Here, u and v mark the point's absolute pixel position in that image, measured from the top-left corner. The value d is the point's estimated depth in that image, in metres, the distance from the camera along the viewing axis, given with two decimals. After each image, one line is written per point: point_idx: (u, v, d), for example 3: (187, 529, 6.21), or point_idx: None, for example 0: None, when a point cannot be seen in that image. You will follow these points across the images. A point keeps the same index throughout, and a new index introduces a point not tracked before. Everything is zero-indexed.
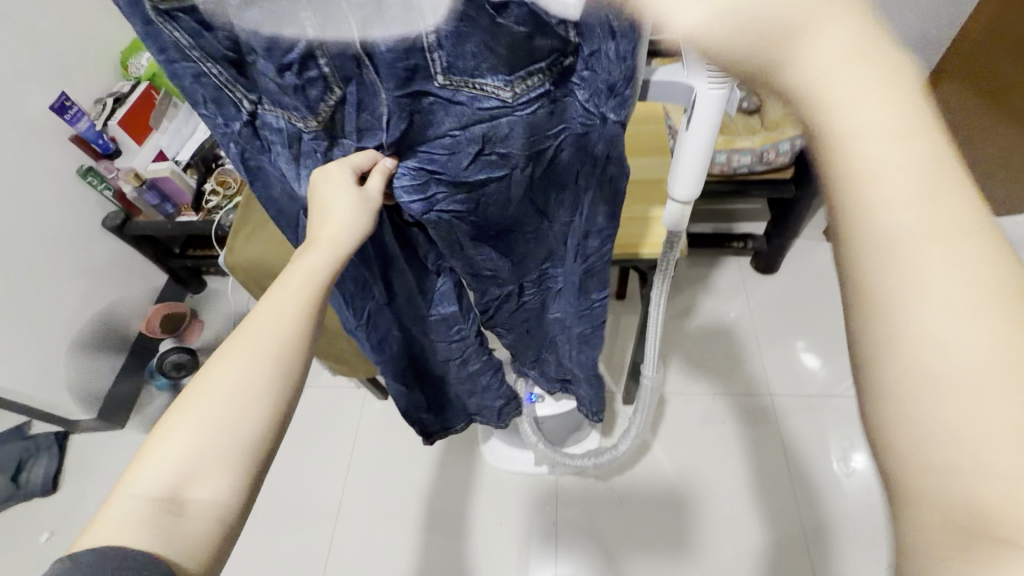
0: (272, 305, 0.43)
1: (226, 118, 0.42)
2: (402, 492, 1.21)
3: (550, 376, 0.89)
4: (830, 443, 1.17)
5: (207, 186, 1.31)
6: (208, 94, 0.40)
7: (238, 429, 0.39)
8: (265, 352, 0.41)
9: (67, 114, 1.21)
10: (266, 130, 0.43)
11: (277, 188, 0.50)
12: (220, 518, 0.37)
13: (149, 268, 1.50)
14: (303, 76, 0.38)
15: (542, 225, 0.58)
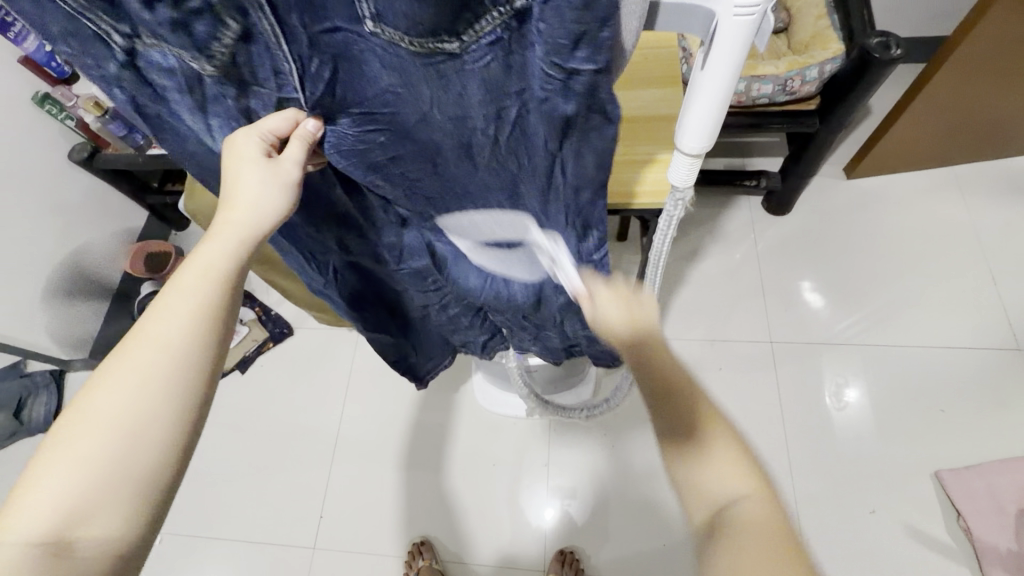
0: (157, 333, 0.42)
1: (97, 58, 0.34)
2: (396, 432, 1.22)
3: (554, 348, 0.84)
4: (823, 379, 1.16)
5: None
6: (65, 26, 0.32)
7: (130, 467, 0.40)
8: (153, 384, 0.41)
9: (11, 33, 1.07)
10: (154, 71, 0.36)
11: (187, 138, 0.44)
12: (115, 552, 0.39)
13: (127, 204, 1.42)
14: (181, 8, 0.30)
15: (519, 189, 0.50)
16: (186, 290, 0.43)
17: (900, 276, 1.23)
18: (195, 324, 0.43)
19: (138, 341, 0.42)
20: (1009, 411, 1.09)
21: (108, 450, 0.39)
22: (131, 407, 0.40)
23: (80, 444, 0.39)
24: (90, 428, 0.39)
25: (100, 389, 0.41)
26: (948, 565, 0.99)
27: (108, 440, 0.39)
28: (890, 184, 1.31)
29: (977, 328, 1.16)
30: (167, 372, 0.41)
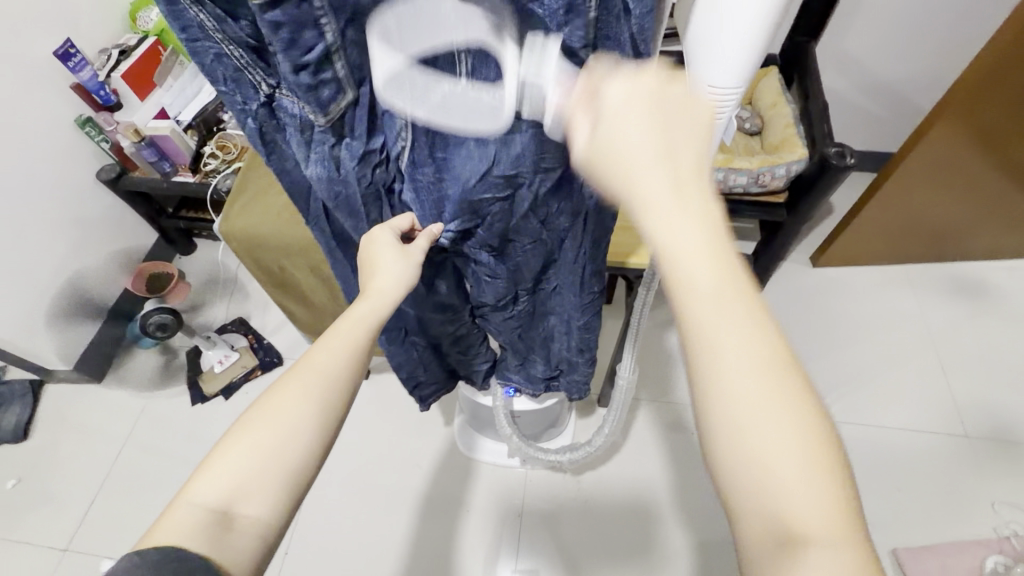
0: (326, 351, 0.53)
1: (244, 97, 0.43)
2: (374, 471, 1.23)
3: (535, 378, 0.89)
4: None
5: (207, 148, 1.34)
6: (228, 74, 0.41)
7: (284, 462, 0.50)
8: (314, 393, 0.52)
9: (70, 62, 1.19)
10: (282, 112, 0.44)
11: (288, 164, 0.51)
12: (260, 534, 0.49)
13: (139, 225, 1.48)
14: (317, 77, 0.39)
15: (541, 232, 0.59)
16: (337, 346, 0.54)
17: (860, 359, 1.32)
18: (352, 357, 0.54)
19: (306, 364, 0.53)
20: (961, 496, 1.15)
21: (274, 442, 0.50)
22: (297, 414, 0.51)
23: (254, 436, 0.50)
24: (264, 426, 0.50)
25: (271, 400, 0.51)
26: None
27: (278, 439, 0.50)
28: (853, 277, 1.44)
29: (931, 414, 1.24)
30: (313, 408, 0.51)
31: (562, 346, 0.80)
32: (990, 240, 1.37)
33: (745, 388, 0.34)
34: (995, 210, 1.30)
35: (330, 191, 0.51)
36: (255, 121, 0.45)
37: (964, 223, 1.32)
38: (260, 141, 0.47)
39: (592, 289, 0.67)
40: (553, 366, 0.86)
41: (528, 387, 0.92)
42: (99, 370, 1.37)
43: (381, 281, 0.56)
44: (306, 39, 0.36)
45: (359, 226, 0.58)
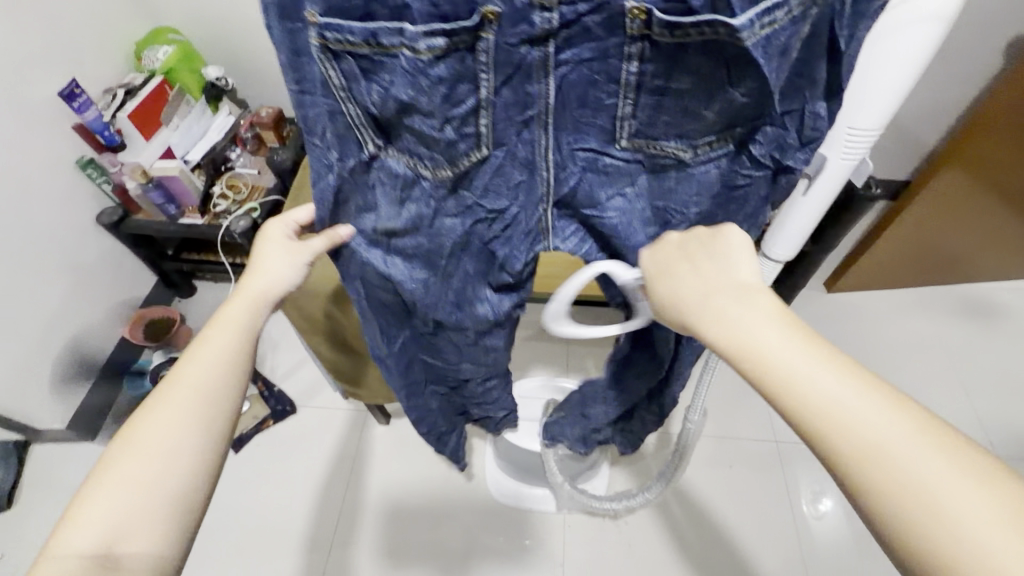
0: (195, 367, 0.52)
1: (347, 152, 0.46)
2: (402, 524, 1.16)
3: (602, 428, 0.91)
4: (799, 487, 1.18)
5: (216, 188, 1.31)
6: (337, 129, 0.45)
7: (166, 488, 0.47)
8: (185, 411, 0.50)
9: (75, 102, 1.14)
10: (380, 167, 0.48)
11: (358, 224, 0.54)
12: (155, 564, 0.45)
13: (139, 268, 1.40)
14: (458, 129, 0.44)
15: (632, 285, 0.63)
16: (217, 345, 0.53)
17: (886, 382, 1.33)
18: (220, 367, 0.53)
19: (172, 384, 0.51)
20: None
21: (147, 475, 0.47)
22: (165, 436, 0.48)
23: (129, 464, 0.47)
24: (135, 454, 0.47)
25: (139, 426, 0.49)
26: None
27: (149, 469, 0.47)
28: (869, 301, 1.46)
29: (962, 435, 1.25)
30: (196, 413, 0.50)
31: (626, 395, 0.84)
32: (997, 265, 1.41)
33: (870, 412, 0.38)
34: (1003, 239, 1.33)
35: (414, 245, 0.55)
36: (343, 174, 0.48)
37: (974, 249, 1.36)
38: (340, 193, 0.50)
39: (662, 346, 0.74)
40: (609, 414, 0.90)
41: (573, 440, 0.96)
42: (93, 427, 1.26)
43: (256, 277, 0.58)
44: (459, 92, 0.41)
45: (427, 285, 0.60)
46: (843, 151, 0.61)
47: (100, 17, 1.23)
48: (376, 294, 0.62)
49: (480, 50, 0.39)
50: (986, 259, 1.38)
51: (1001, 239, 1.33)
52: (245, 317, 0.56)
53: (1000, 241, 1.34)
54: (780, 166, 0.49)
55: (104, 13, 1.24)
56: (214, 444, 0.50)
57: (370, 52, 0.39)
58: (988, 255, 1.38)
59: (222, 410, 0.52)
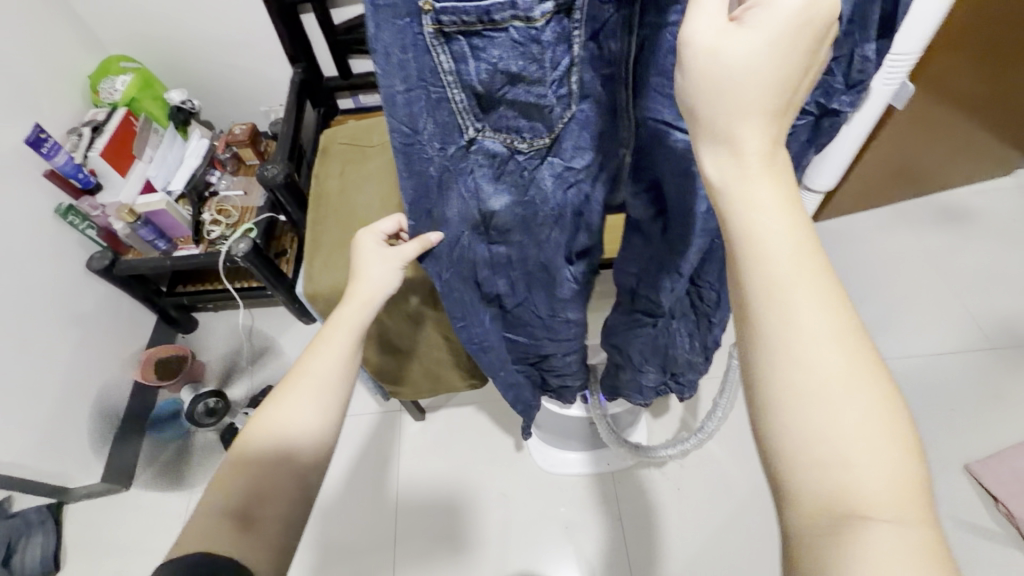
0: (319, 352, 0.54)
1: (446, 142, 0.46)
2: (458, 510, 1.19)
3: (649, 391, 0.87)
4: None
5: (206, 215, 1.29)
6: (441, 119, 0.44)
7: (292, 461, 0.49)
8: (308, 392, 0.52)
9: (44, 148, 1.08)
10: (475, 154, 0.48)
11: (452, 214, 0.53)
12: (279, 531, 0.47)
13: (137, 309, 1.36)
14: (557, 91, 0.44)
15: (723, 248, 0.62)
16: (336, 337, 0.56)
17: (883, 298, 1.40)
18: (341, 356, 0.55)
19: (298, 370, 0.53)
20: (1005, 400, 1.24)
21: (278, 446, 0.50)
22: (293, 413, 0.51)
23: (262, 439, 0.50)
24: (270, 429, 0.50)
25: (268, 405, 0.51)
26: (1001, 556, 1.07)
27: (279, 442, 0.50)
28: (854, 224, 1.53)
29: (957, 333, 1.34)
30: (317, 396, 0.52)
31: (681, 352, 0.78)
32: (962, 171, 1.50)
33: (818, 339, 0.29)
34: (965, 147, 1.42)
35: (511, 217, 0.54)
36: (443, 165, 0.48)
37: (941, 160, 1.45)
38: (437, 188, 0.50)
39: (709, 298, 0.69)
40: (666, 375, 0.83)
41: (625, 394, 0.90)
42: (126, 476, 1.24)
43: (366, 281, 0.59)
44: (557, 52, 0.41)
45: (523, 248, 0.58)
46: (882, 83, 0.57)
47: (51, 54, 1.17)
48: (473, 273, 0.60)
49: (575, 11, 0.39)
50: (952, 167, 1.48)
51: (964, 147, 1.42)
52: (362, 313, 0.58)
53: (963, 149, 1.43)
54: (826, 110, 0.50)
55: (53, 49, 1.17)
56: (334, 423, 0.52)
57: (481, 28, 0.38)
58: (954, 164, 1.47)
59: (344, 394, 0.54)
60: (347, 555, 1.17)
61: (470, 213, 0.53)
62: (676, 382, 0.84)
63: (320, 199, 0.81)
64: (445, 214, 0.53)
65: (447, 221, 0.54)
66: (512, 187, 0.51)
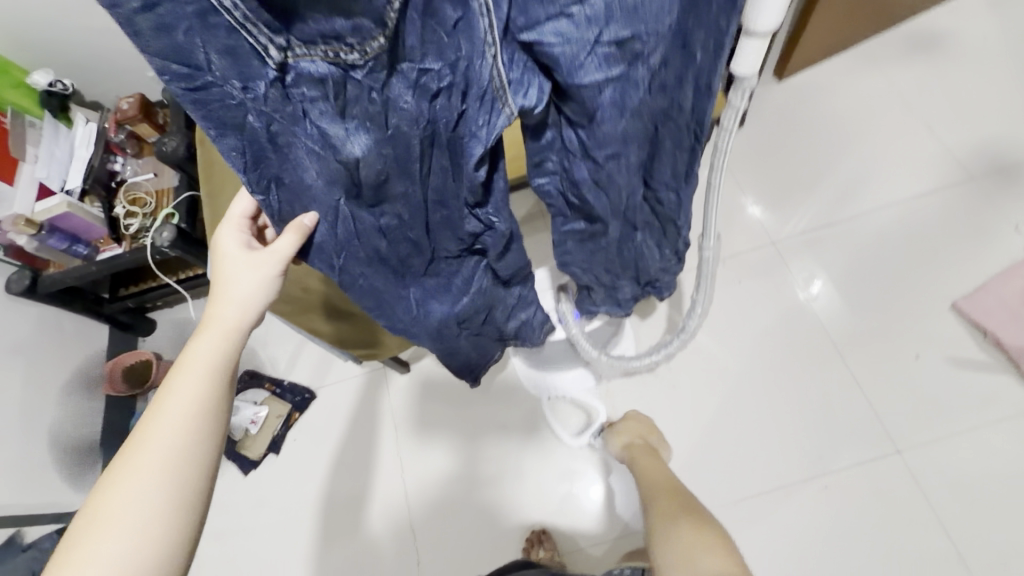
0: (164, 413, 0.48)
1: (248, 78, 0.35)
2: (462, 450, 1.20)
3: (624, 299, 0.84)
4: (796, 276, 1.22)
5: (120, 209, 1.16)
6: (222, 44, 0.33)
7: (142, 552, 0.44)
8: (154, 467, 0.46)
9: None
10: (296, 84, 0.36)
11: (310, 175, 0.44)
12: None
13: (81, 324, 1.27)
14: None
15: (662, 130, 0.52)
16: (184, 391, 0.49)
17: (858, 148, 1.32)
18: (193, 415, 0.49)
19: (139, 441, 0.47)
20: (988, 230, 1.20)
21: (124, 538, 0.44)
22: (137, 497, 0.45)
23: (101, 535, 0.44)
24: (113, 519, 0.44)
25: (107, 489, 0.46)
26: (993, 382, 1.09)
27: (123, 537, 0.44)
28: (820, 73, 1.42)
29: (935, 170, 1.28)
30: (166, 471, 0.47)
31: (652, 262, 0.73)
32: None
33: None
34: None
35: (383, 164, 0.44)
36: (261, 110, 0.37)
37: None
38: (270, 145, 0.40)
39: (668, 201, 0.61)
40: (641, 284, 0.80)
41: (605, 308, 0.88)
42: None
43: (222, 304, 0.53)
44: None
45: (412, 201, 0.49)
46: None
47: None
48: (370, 240, 0.52)
49: None
50: None
51: None
52: (218, 356, 0.51)
53: None
54: None
55: None
56: (195, 496, 0.48)
57: None
58: None
59: (202, 458, 0.49)
60: (365, 515, 1.18)
61: (330, 167, 0.44)
62: (653, 285, 0.81)
63: (215, 169, 0.70)
64: (301, 174, 0.44)
65: (309, 181, 0.45)
66: (364, 118, 0.40)
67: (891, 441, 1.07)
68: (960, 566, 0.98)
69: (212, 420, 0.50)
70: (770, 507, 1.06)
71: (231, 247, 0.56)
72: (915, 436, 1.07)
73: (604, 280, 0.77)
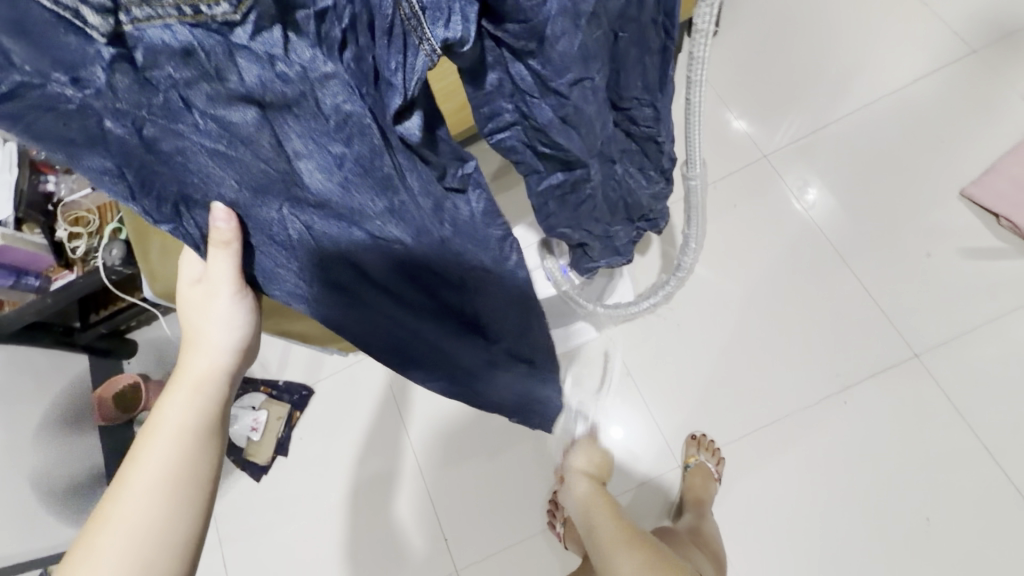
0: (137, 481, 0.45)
1: (88, 67, 0.26)
2: (471, 422, 1.17)
3: (622, 245, 0.78)
4: (794, 189, 1.14)
5: (62, 232, 1.06)
6: (20, 25, 0.24)
7: None
8: (128, 546, 0.43)
9: None
10: (151, 66, 0.28)
11: (224, 183, 0.37)
12: None
13: (55, 358, 1.21)
14: None
15: (622, 38, 0.44)
16: (156, 456, 0.46)
17: (845, 37, 1.21)
18: (170, 480, 0.45)
19: (109, 515, 0.44)
20: (994, 106, 1.11)
21: None
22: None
23: None
24: None
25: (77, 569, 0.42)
26: (1010, 268, 1.03)
27: None
28: None
29: (933, 47, 1.17)
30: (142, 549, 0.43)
31: (641, 192, 0.66)
32: None
33: None
34: None
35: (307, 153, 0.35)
36: (117, 111, 0.29)
37: None
38: (151, 156, 0.33)
39: (643, 117, 0.53)
40: (636, 221, 0.74)
41: (604, 260, 0.81)
42: None
43: (194, 354, 0.50)
44: None
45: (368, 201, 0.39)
46: None
47: None
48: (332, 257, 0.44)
49: None
50: None
51: None
52: (193, 414, 0.48)
53: None
54: None
55: None
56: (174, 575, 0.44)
57: None
58: None
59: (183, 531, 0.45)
60: (384, 500, 1.17)
61: (241, 170, 0.36)
62: (647, 221, 0.75)
63: None
64: (209, 185, 0.37)
65: (228, 194, 0.38)
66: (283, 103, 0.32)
67: (909, 345, 1.03)
68: (988, 459, 0.96)
69: (194, 488, 0.46)
70: (790, 431, 1.03)
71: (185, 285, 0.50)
72: (933, 336, 1.02)
73: (591, 233, 0.70)
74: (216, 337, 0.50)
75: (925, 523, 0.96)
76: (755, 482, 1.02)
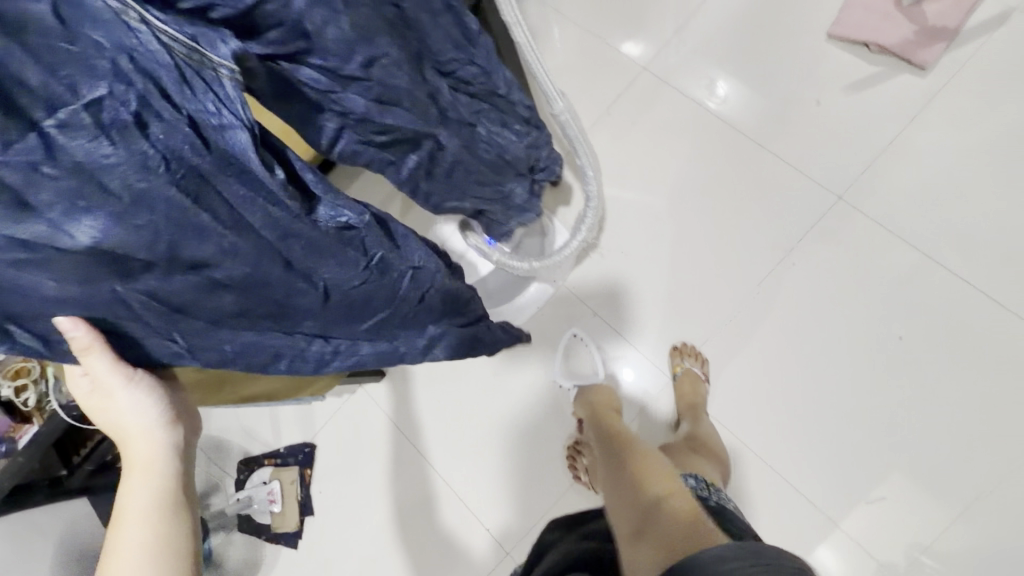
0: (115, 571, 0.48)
1: None
2: (470, 414, 1.18)
3: (523, 202, 0.80)
4: (680, 87, 1.17)
5: (6, 390, 1.01)
6: None
7: None
8: None
9: None
10: None
11: (44, 289, 0.34)
12: None
13: (56, 511, 1.20)
14: None
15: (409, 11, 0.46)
16: (127, 543, 0.49)
17: None
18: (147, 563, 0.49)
19: None
20: None
21: None
22: None
23: None
24: None
25: None
26: (893, 86, 1.08)
27: None
28: None
29: None
30: None
31: (516, 146, 0.68)
32: None
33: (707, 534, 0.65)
34: None
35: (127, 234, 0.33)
36: None
37: None
38: None
39: (470, 73, 0.55)
40: (528, 175, 0.76)
41: (512, 219, 0.83)
42: None
43: (133, 445, 0.49)
44: None
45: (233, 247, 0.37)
46: None
47: None
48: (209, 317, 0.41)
49: None
50: None
51: None
52: (155, 497, 0.50)
53: None
54: None
55: None
56: None
57: None
58: None
59: None
60: (418, 516, 1.18)
61: (53, 268, 0.33)
62: (541, 170, 0.78)
63: None
64: (34, 294, 0.35)
65: (52, 293, 0.35)
66: (70, 198, 0.31)
67: (830, 190, 1.08)
68: (933, 263, 1.02)
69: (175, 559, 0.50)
70: (755, 307, 1.08)
71: (81, 393, 0.47)
72: (848, 174, 1.07)
73: (479, 201, 0.71)
74: (138, 426, 0.48)
75: (899, 341, 1.01)
76: (741, 366, 1.07)
